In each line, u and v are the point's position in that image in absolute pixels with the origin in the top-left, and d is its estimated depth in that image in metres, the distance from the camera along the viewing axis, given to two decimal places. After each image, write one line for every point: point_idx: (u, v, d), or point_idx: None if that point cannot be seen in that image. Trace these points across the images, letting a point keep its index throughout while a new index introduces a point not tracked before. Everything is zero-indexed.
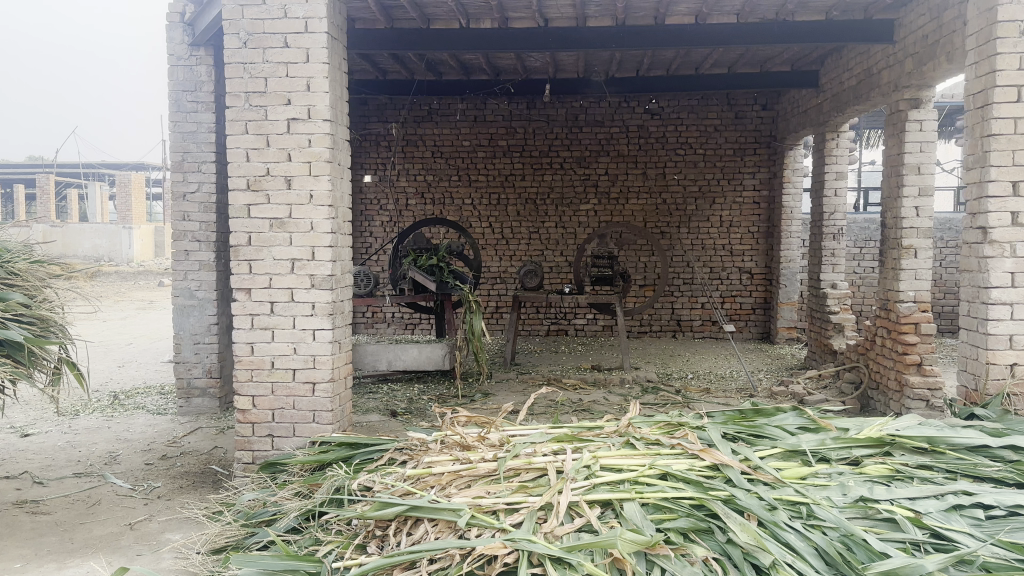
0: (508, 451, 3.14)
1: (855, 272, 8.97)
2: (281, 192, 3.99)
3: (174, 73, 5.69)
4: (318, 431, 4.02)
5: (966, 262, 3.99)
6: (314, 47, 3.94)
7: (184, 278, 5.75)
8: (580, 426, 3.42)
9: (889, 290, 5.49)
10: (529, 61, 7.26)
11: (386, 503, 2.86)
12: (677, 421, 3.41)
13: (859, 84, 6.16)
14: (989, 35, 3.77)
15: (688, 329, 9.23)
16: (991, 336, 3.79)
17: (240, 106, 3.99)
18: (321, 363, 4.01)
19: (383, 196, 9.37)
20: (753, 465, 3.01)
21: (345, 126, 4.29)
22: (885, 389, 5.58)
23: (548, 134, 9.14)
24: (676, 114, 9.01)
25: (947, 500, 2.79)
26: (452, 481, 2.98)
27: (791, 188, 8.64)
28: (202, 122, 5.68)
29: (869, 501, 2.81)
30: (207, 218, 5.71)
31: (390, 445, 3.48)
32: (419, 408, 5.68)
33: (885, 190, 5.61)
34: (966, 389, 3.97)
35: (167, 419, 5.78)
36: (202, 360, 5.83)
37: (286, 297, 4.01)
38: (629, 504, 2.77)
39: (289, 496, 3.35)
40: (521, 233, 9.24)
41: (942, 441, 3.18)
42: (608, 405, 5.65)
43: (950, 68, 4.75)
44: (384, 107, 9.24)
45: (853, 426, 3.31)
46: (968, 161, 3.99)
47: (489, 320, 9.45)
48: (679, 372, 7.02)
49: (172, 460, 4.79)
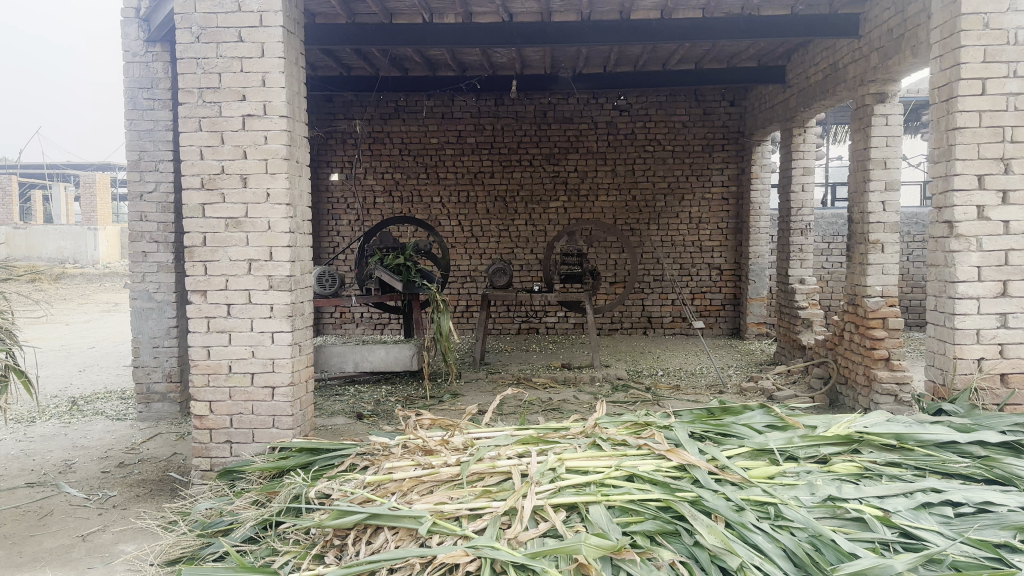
0: (472, 455, 3.06)
1: (823, 267, 9.00)
2: (236, 190, 3.87)
3: (129, 69, 5.53)
4: (278, 437, 3.92)
5: (933, 256, 3.98)
6: (269, 42, 3.82)
7: (142, 280, 5.60)
8: (546, 427, 3.35)
9: (857, 285, 5.49)
10: (496, 57, 7.18)
11: (345, 511, 2.76)
12: (644, 421, 3.35)
13: (824, 79, 6.17)
14: (953, 28, 3.75)
15: (659, 326, 9.22)
16: (958, 331, 3.78)
17: (193, 103, 3.87)
18: (281, 367, 3.90)
19: (350, 194, 9.22)
20: (720, 465, 2.96)
21: (303, 122, 4.17)
22: (853, 384, 5.58)
23: (516, 131, 9.05)
24: (645, 110, 8.98)
25: (915, 498, 2.76)
26: (414, 487, 2.90)
27: (759, 184, 8.64)
28: (159, 120, 5.53)
29: (838, 500, 2.77)
30: (165, 218, 5.55)
31: (351, 450, 3.38)
32: (386, 410, 5.58)
33: (852, 186, 5.61)
34: (934, 384, 3.96)
35: (125, 425, 5.62)
36: (162, 364, 5.68)
37: (243, 299, 3.90)
38: (595, 507, 2.71)
39: (247, 505, 3.25)
40: (490, 230, 9.16)
41: (910, 437, 3.15)
42: (578, 404, 5.59)
43: (914, 62, 4.75)
44: (350, 104, 9.10)
45: (821, 423, 3.28)
46: (933, 155, 3.98)
47: (459, 319, 9.36)
48: (649, 369, 6.97)
49: (129, 468, 4.65)
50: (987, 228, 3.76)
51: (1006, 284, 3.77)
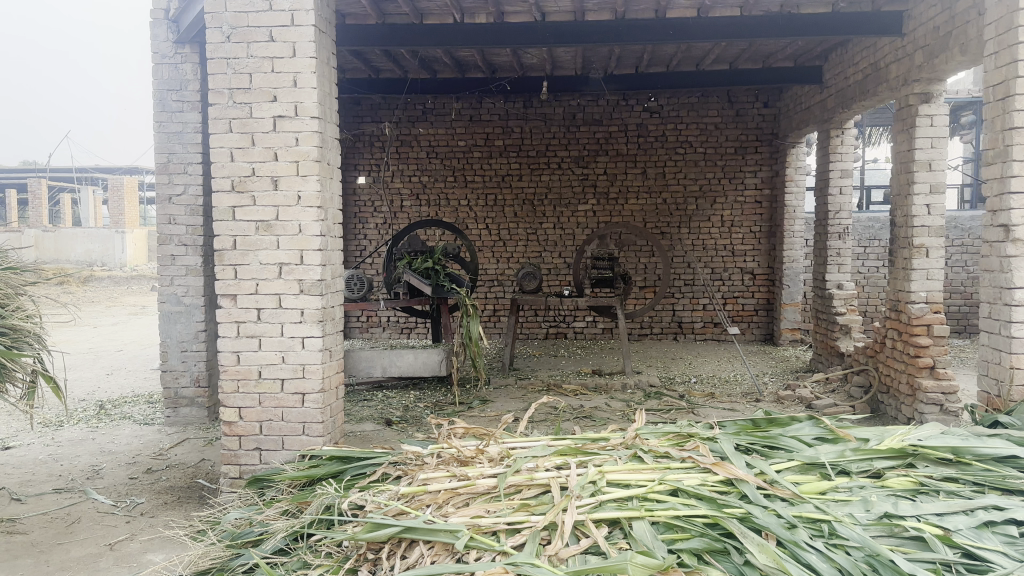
0: (509, 466, 2.95)
1: (859, 272, 8.81)
2: (267, 193, 3.81)
3: (159, 71, 5.51)
4: (308, 444, 3.84)
5: (987, 261, 3.82)
6: (301, 41, 3.75)
7: (171, 283, 5.56)
8: (585, 438, 3.24)
9: (900, 290, 5.31)
10: (526, 58, 7.10)
11: (379, 524, 2.67)
12: (687, 433, 3.23)
13: (865, 78, 6.00)
14: (1009, 23, 3.60)
15: (689, 332, 9.07)
16: (1014, 340, 3.62)
17: (224, 104, 3.81)
18: (311, 373, 3.82)
19: (377, 198, 9.18)
20: (769, 480, 2.83)
21: (334, 124, 4.10)
22: (896, 393, 5.40)
23: (545, 134, 8.96)
24: (676, 112, 8.85)
25: (977, 516, 2.61)
26: (449, 500, 2.80)
27: (793, 187, 8.46)
28: (188, 122, 5.50)
29: (894, 518, 2.62)
30: (194, 221, 5.52)
31: (383, 459, 3.29)
32: (415, 417, 5.49)
33: (894, 188, 5.44)
34: (988, 395, 3.79)
35: (153, 430, 5.59)
36: (190, 368, 5.64)
37: (273, 303, 3.82)
38: (639, 523, 2.60)
39: (276, 515, 3.17)
40: (518, 234, 9.07)
41: (967, 451, 3.00)
42: (611, 411, 5.47)
43: (963, 60, 4.58)
44: (378, 107, 9.06)
45: (873, 436, 3.13)
46: (988, 156, 3.82)
47: (487, 323, 9.27)
48: (682, 376, 6.83)
49: (157, 474, 4.60)
50: None
51: None
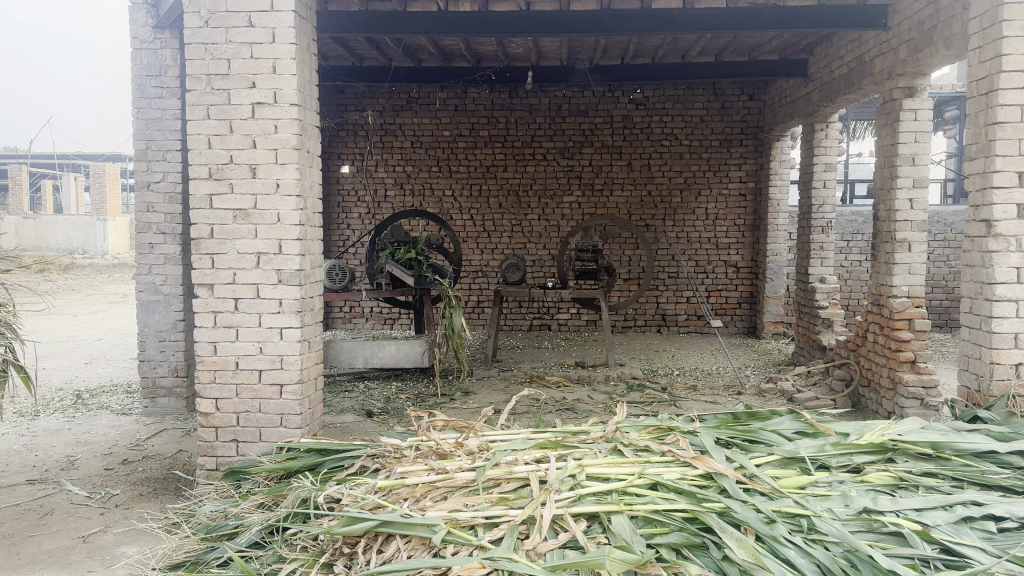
0: (488, 459, 2.93)
1: (842, 265, 8.85)
2: (245, 181, 3.75)
3: (137, 56, 5.41)
4: (286, 436, 3.79)
5: (969, 256, 3.83)
6: (280, 27, 3.69)
7: (149, 272, 5.49)
8: (565, 431, 3.21)
9: (882, 285, 5.32)
10: (511, 48, 7.04)
11: (355, 518, 2.63)
12: (667, 426, 3.22)
13: (850, 72, 6.00)
14: (994, 17, 3.59)
15: (673, 324, 9.07)
16: (995, 335, 3.62)
17: (201, 90, 3.74)
18: (289, 364, 3.78)
19: (360, 187, 9.10)
20: (749, 474, 2.82)
21: (314, 111, 4.03)
22: (877, 386, 5.42)
23: (530, 124, 8.91)
24: (661, 104, 8.82)
25: (955, 511, 2.61)
26: (427, 494, 2.76)
27: (778, 179, 8.46)
28: (167, 108, 5.41)
29: (873, 513, 2.62)
30: (173, 209, 5.44)
31: (361, 452, 3.25)
32: (396, 408, 5.45)
33: (878, 182, 5.44)
34: (968, 390, 3.80)
35: (130, 420, 5.52)
36: (168, 358, 5.58)
37: (251, 293, 3.77)
38: (618, 517, 2.58)
39: (252, 508, 3.13)
40: (502, 225, 9.03)
41: (947, 446, 3.00)
42: (593, 404, 5.45)
43: (947, 54, 4.58)
44: (362, 95, 8.96)
45: (854, 430, 3.13)
46: (971, 151, 3.81)
47: (470, 314, 9.24)
48: (665, 369, 6.82)
49: (134, 465, 4.54)
50: None
51: None
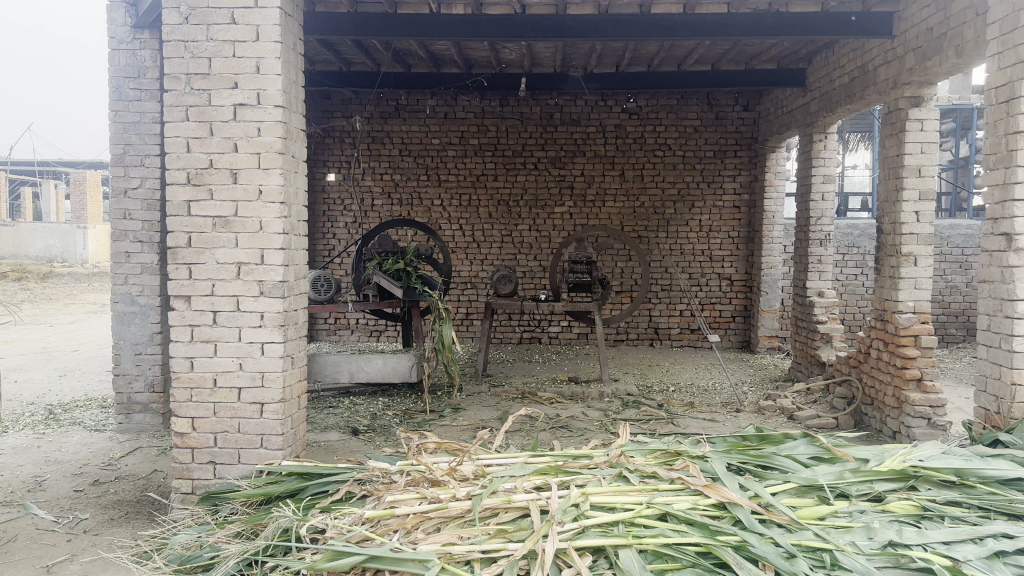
0: (485, 487, 2.72)
1: (838, 279, 8.72)
2: (225, 187, 3.53)
3: (115, 57, 5.18)
4: (266, 458, 3.57)
5: (986, 271, 3.68)
6: (265, 24, 3.48)
7: (125, 282, 5.26)
8: (566, 455, 3.02)
9: (886, 299, 5.18)
10: (503, 53, 6.88)
11: (341, 552, 2.42)
12: (675, 450, 3.03)
13: (851, 81, 5.88)
14: (1015, 22, 3.45)
15: (666, 337, 8.90)
16: (1016, 355, 3.47)
17: (181, 90, 3.53)
18: (271, 381, 3.56)
19: (347, 195, 8.88)
20: (764, 503, 2.64)
21: (300, 114, 3.83)
22: (881, 405, 5.26)
23: (521, 133, 8.74)
24: (655, 114, 8.69)
25: (987, 545, 2.42)
26: (419, 525, 2.55)
27: (773, 192, 8.33)
28: (146, 111, 5.19)
29: (899, 547, 2.43)
30: (150, 216, 5.21)
31: (348, 476, 3.04)
32: (383, 426, 5.22)
33: (882, 194, 5.31)
34: (986, 412, 3.64)
35: (104, 437, 5.26)
36: (144, 372, 5.35)
37: (230, 306, 3.55)
38: (626, 552, 2.38)
39: (229, 538, 2.90)
40: (492, 236, 8.84)
41: (971, 473, 2.83)
42: (588, 422, 5.25)
43: (957, 62, 4.45)
44: (349, 101, 8.76)
45: (873, 456, 2.95)
46: (989, 161, 3.67)
47: (459, 327, 9.03)
48: (660, 384, 6.64)
49: (105, 486, 4.29)
50: None
51: None
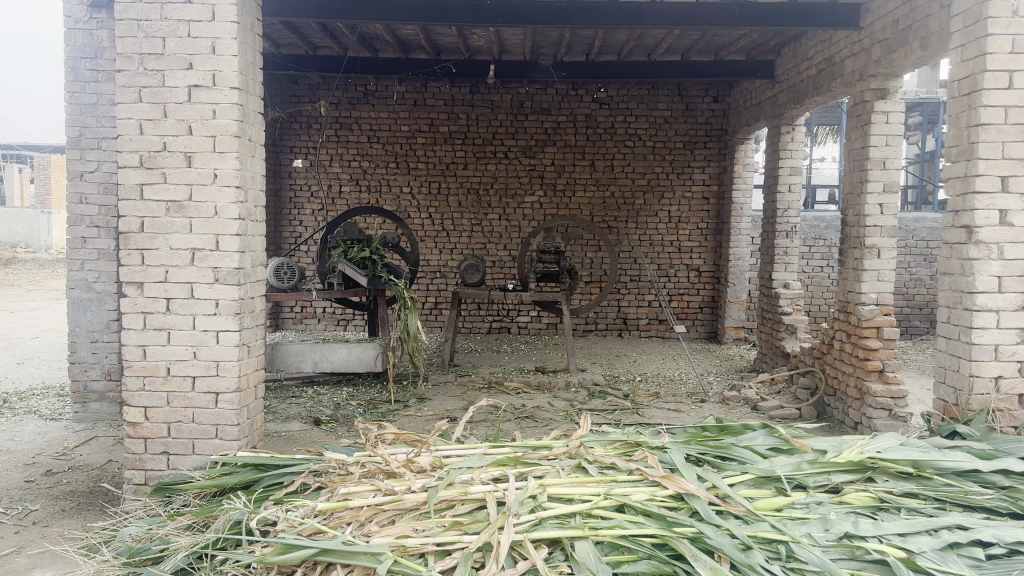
0: (441, 478, 2.68)
1: (805, 271, 8.80)
2: (179, 170, 3.44)
3: (71, 36, 5.04)
4: (221, 449, 3.49)
5: (947, 263, 3.70)
6: (220, 4, 3.39)
7: (81, 268, 5.14)
8: (525, 446, 2.98)
9: (850, 291, 5.21)
10: (472, 39, 6.81)
11: (291, 546, 2.35)
12: (634, 441, 3.00)
13: (818, 73, 5.89)
14: (978, 15, 3.46)
15: (635, 328, 8.91)
16: (975, 347, 3.49)
17: (133, 70, 3.43)
18: (226, 371, 3.48)
19: (314, 182, 8.76)
20: (722, 494, 2.62)
21: (258, 97, 3.74)
22: (843, 396, 5.30)
23: (491, 121, 8.67)
24: (625, 103, 8.66)
25: (941, 536, 2.43)
26: (372, 517, 2.50)
27: (741, 183, 8.36)
28: (103, 93, 5.05)
29: (855, 538, 2.43)
30: (107, 201, 5.09)
31: (303, 468, 2.98)
32: (346, 416, 5.16)
33: (847, 186, 5.34)
34: (945, 404, 3.67)
35: (59, 427, 5.13)
36: (100, 360, 5.24)
37: (184, 293, 3.46)
38: (582, 543, 2.36)
39: (180, 529, 2.82)
40: (461, 225, 8.78)
41: (928, 464, 2.84)
42: (554, 412, 5.23)
43: (922, 55, 4.47)
44: (316, 86, 8.62)
45: (831, 447, 2.95)
46: (951, 153, 3.69)
47: (427, 316, 8.96)
48: (626, 375, 6.64)
49: (57, 477, 4.19)
50: (1010, 234, 3.47)
51: None
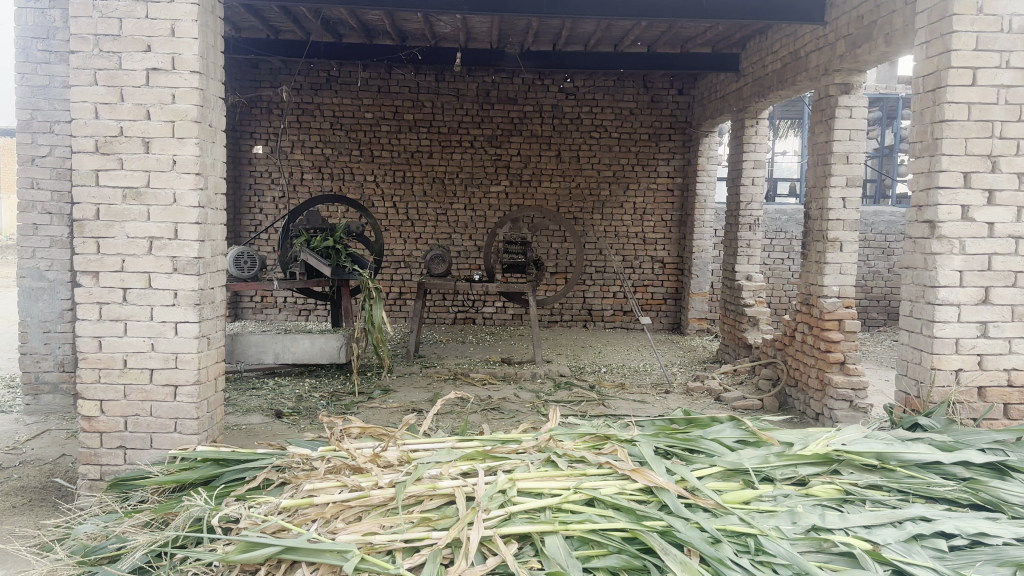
0: (409, 473, 2.63)
1: (766, 263, 8.90)
2: (136, 156, 3.33)
3: (21, 15, 4.84)
4: (181, 443, 3.41)
5: (910, 258, 3.76)
6: None
7: (32, 256, 4.96)
8: (494, 440, 2.95)
9: (812, 284, 5.27)
10: (438, 26, 6.73)
11: (254, 543, 2.29)
12: (603, 435, 2.99)
13: (783, 67, 5.93)
14: (943, 12, 3.49)
15: (599, 319, 8.94)
16: (936, 340, 3.55)
17: (88, 52, 3.30)
18: (185, 363, 3.38)
19: (275, 169, 8.59)
20: (691, 487, 2.62)
21: (219, 82, 3.63)
22: (804, 387, 5.37)
23: (457, 110, 8.60)
24: (592, 94, 8.65)
25: (905, 528, 2.46)
26: (338, 514, 2.46)
27: (705, 176, 8.42)
28: (55, 75, 4.88)
29: (822, 531, 2.45)
30: (60, 186, 4.92)
31: (266, 463, 2.91)
32: (309, 408, 5.08)
33: (811, 180, 5.39)
34: (906, 396, 3.74)
35: (9, 419, 4.96)
36: (53, 351, 5.07)
37: (141, 283, 3.36)
38: (552, 539, 2.34)
39: (138, 527, 2.74)
40: (426, 214, 8.70)
41: (892, 457, 2.87)
42: (520, 404, 5.22)
43: (886, 51, 4.51)
44: (277, 71, 8.45)
45: (797, 440, 2.98)
46: (915, 149, 3.73)
47: (391, 306, 8.88)
48: (591, 366, 6.66)
49: (7, 472, 4.05)
50: (971, 229, 3.52)
51: (988, 291, 3.55)
